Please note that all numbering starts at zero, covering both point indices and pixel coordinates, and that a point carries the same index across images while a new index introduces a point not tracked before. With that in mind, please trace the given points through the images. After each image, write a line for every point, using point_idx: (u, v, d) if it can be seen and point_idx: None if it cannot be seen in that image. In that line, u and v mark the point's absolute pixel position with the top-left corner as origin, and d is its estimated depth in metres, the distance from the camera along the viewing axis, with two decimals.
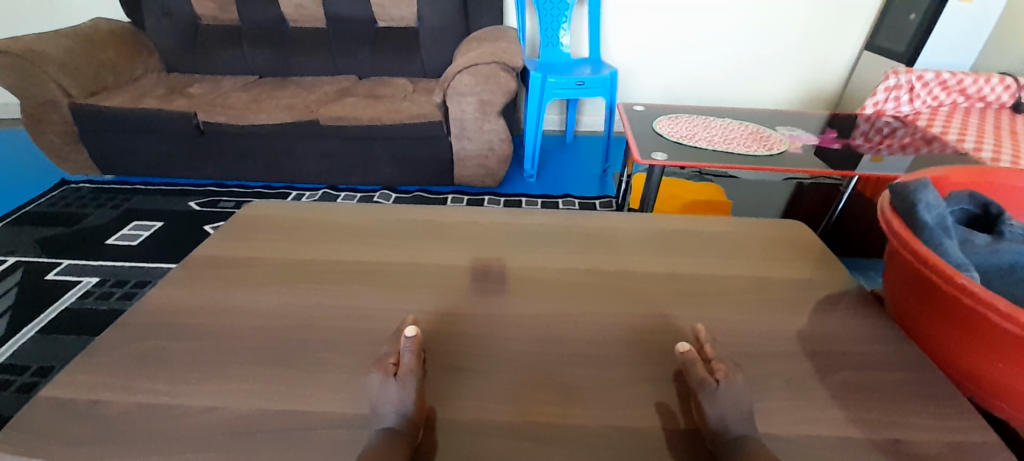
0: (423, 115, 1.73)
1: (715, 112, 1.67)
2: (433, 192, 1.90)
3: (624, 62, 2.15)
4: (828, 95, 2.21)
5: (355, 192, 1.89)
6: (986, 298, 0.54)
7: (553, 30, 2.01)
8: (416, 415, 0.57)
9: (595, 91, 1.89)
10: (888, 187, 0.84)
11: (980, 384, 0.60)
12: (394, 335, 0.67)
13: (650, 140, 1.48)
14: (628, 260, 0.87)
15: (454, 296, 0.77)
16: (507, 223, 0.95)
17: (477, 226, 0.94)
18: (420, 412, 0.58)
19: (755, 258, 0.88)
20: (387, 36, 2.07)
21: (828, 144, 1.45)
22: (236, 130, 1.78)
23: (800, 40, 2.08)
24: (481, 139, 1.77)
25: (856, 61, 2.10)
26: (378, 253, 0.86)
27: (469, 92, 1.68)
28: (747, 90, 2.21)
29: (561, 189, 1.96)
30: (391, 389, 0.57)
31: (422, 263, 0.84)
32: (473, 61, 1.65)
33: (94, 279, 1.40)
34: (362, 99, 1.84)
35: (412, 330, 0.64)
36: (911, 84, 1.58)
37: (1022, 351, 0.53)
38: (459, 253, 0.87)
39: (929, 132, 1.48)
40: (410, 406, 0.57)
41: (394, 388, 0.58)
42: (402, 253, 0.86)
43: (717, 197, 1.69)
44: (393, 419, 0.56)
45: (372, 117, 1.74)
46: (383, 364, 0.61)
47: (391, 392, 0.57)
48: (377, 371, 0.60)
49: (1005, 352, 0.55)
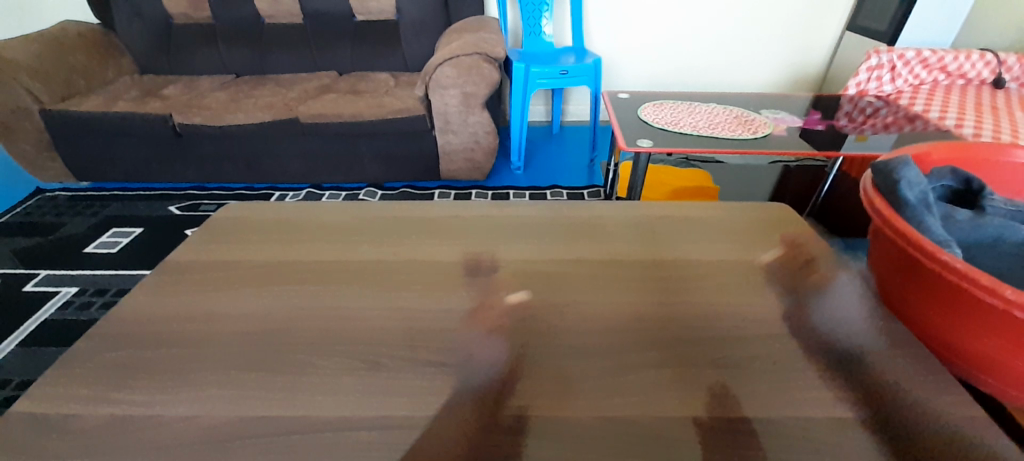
0: (406, 109, 1.70)
1: (699, 96, 1.66)
2: (420, 187, 1.88)
3: (608, 50, 2.14)
4: (813, 77, 2.21)
5: (340, 190, 1.86)
6: (969, 274, 0.54)
7: (535, 19, 1.97)
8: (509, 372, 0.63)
9: (580, 80, 1.87)
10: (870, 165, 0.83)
11: (965, 359, 0.61)
12: (469, 294, 0.76)
13: (636, 127, 1.48)
14: (615, 248, 0.86)
15: (438, 292, 0.76)
16: (491, 216, 0.94)
17: (461, 220, 0.93)
18: (422, 408, 0.59)
19: (743, 242, 0.87)
20: (367, 29, 2.03)
21: (811, 125, 1.45)
22: (215, 131, 1.74)
23: (782, 22, 2.07)
24: (466, 132, 1.74)
25: (839, 41, 2.10)
26: (361, 251, 0.85)
27: (451, 84, 1.64)
28: (732, 75, 2.21)
29: (549, 180, 1.95)
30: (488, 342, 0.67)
31: (406, 260, 0.82)
32: (453, 53, 1.62)
33: (73, 288, 1.37)
34: (342, 95, 1.81)
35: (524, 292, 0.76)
36: (892, 63, 1.58)
37: (1006, 324, 0.53)
38: (444, 248, 0.85)
39: (911, 110, 1.49)
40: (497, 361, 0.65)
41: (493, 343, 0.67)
42: (386, 250, 0.85)
43: (704, 182, 1.69)
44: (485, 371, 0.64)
45: (354, 112, 1.70)
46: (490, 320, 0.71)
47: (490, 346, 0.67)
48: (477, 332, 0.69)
49: (990, 328, 0.55)
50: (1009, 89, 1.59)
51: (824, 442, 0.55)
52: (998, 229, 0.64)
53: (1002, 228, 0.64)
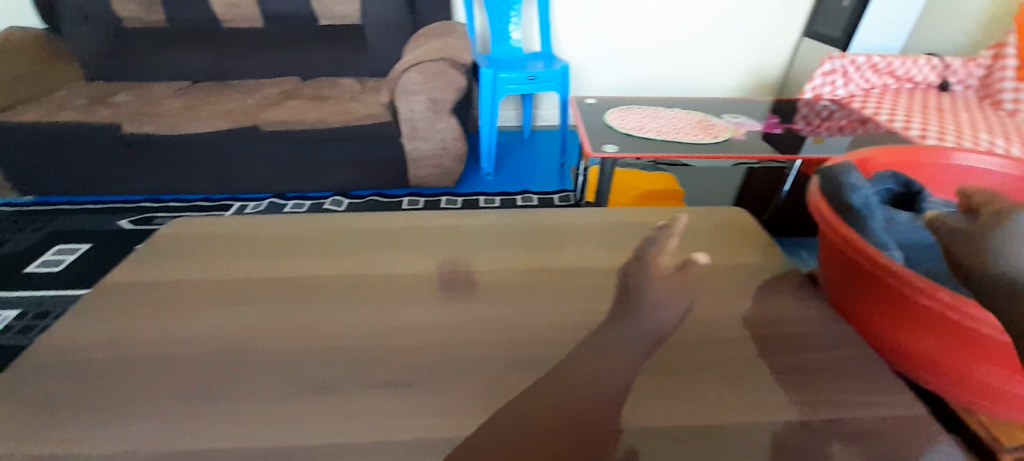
0: (371, 115, 1.67)
1: (664, 101, 1.69)
2: (388, 195, 1.84)
3: (576, 55, 2.15)
4: (774, 80, 2.27)
5: (305, 199, 1.81)
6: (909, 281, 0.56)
7: (503, 25, 1.97)
8: (663, 329, 0.71)
9: (548, 85, 1.87)
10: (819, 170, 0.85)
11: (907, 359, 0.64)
12: (645, 261, 0.84)
13: (602, 133, 1.49)
14: (577, 255, 0.85)
15: (394, 307, 0.74)
16: (452, 226, 0.92)
17: (421, 230, 0.91)
18: (371, 431, 0.56)
19: (700, 246, 0.88)
20: (331, 33, 1.99)
21: (771, 129, 1.49)
22: (169, 140, 1.67)
23: (744, 28, 2.13)
24: (434, 139, 1.71)
25: (798, 46, 2.17)
26: (314, 266, 0.82)
27: (418, 90, 1.61)
28: (698, 79, 2.25)
29: (520, 186, 1.95)
30: (668, 297, 0.76)
31: (361, 274, 0.80)
32: (419, 59, 1.60)
33: (9, 311, 1.28)
34: (306, 102, 1.76)
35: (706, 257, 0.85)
36: (844, 68, 1.65)
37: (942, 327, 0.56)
38: (402, 261, 0.83)
39: (863, 113, 1.54)
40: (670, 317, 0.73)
41: (673, 298, 0.76)
42: (341, 264, 0.82)
43: (671, 186, 1.71)
44: (657, 324, 0.71)
45: (317, 120, 1.66)
46: (674, 278, 0.80)
47: (667, 299, 0.76)
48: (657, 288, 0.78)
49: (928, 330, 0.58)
50: (954, 91, 1.66)
51: (775, 448, 0.55)
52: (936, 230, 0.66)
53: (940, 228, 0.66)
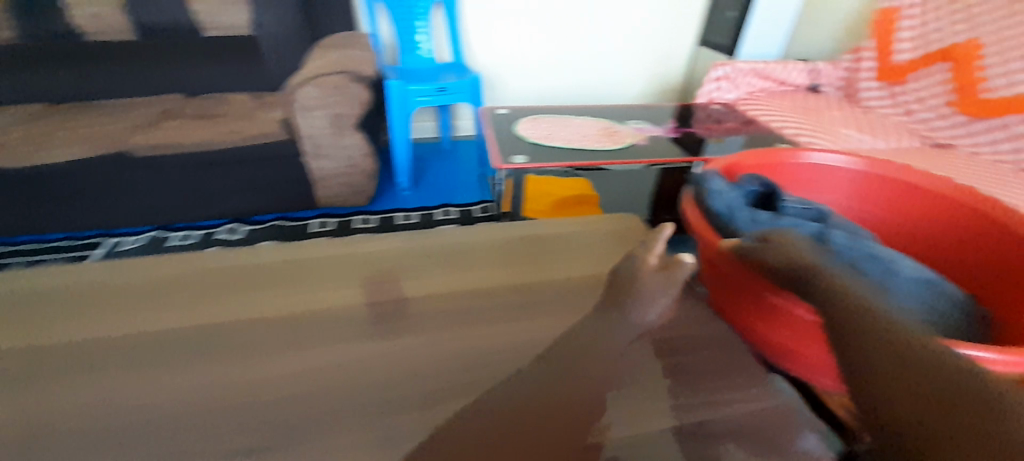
0: (265, 134, 1.54)
1: (572, 109, 1.72)
2: (294, 218, 1.71)
3: (489, 66, 2.15)
4: (677, 86, 2.42)
5: (194, 229, 1.65)
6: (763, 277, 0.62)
7: (410, 35, 1.92)
8: (649, 327, 0.70)
9: (459, 97, 1.84)
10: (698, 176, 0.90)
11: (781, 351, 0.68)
12: (629, 255, 0.80)
13: (511, 143, 1.48)
14: (469, 275, 0.82)
15: (253, 353, 0.64)
16: (336, 254, 0.85)
17: (302, 262, 0.83)
18: None
19: (596, 257, 0.88)
20: (219, 46, 1.82)
21: (669, 133, 1.57)
22: (15, 173, 1.43)
23: (646, 37, 2.25)
24: (340, 156, 1.60)
25: (694, 54, 2.33)
26: (162, 315, 0.70)
27: (316, 105, 1.49)
28: (608, 86, 2.34)
29: (439, 199, 1.89)
30: (658, 294, 0.71)
31: (219, 320, 0.69)
32: (315, 72, 1.49)
33: None
34: (189, 121, 1.59)
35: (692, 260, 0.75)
36: (730, 74, 1.78)
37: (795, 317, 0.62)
38: (272, 299, 0.74)
39: (748, 114, 1.67)
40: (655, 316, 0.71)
41: (663, 295, 0.71)
42: (196, 309, 0.71)
43: (586, 191, 1.74)
44: (646, 321, 0.70)
45: (200, 141, 1.51)
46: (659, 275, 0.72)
47: (654, 299, 0.70)
48: (644, 285, 0.72)
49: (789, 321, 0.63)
50: (824, 92, 1.85)
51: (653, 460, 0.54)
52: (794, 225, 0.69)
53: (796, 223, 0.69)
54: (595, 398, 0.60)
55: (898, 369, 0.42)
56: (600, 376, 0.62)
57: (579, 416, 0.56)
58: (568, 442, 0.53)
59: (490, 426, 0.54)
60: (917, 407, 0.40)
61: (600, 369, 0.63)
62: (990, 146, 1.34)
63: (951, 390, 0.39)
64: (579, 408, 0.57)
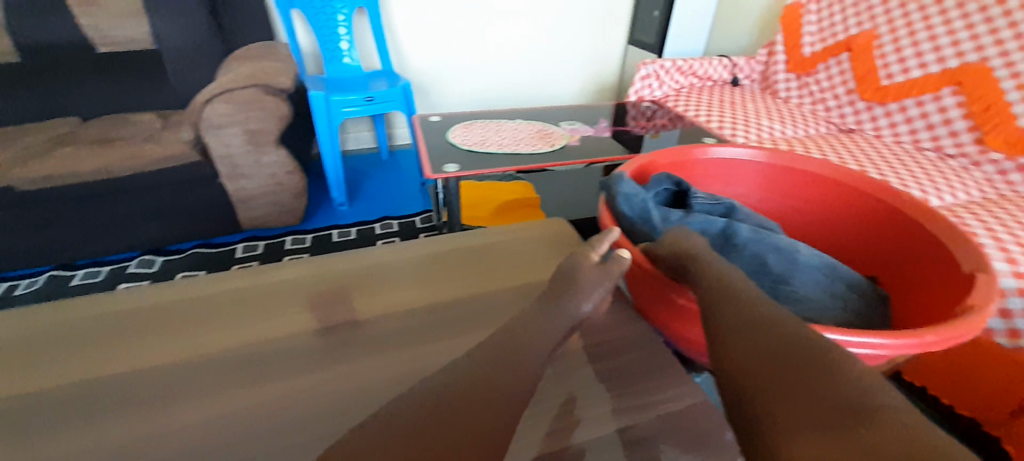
0: (174, 157, 1.42)
1: (506, 113, 1.70)
2: (217, 244, 1.59)
3: (421, 72, 2.11)
4: (612, 85, 2.47)
5: (101, 265, 1.50)
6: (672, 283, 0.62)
7: (333, 43, 1.84)
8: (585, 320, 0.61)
9: (390, 105, 1.77)
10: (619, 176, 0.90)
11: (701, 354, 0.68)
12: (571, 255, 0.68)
13: (443, 151, 1.44)
14: (385, 297, 0.73)
15: (121, 411, 0.55)
16: (230, 287, 0.74)
17: (189, 298, 0.72)
18: None
19: (525, 265, 0.82)
20: (117, 64, 1.66)
21: (601, 133, 1.58)
22: None
23: (578, 38, 2.27)
24: (262, 175, 1.50)
25: (626, 53, 2.38)
26: (12, 376, 0.60)
27: (228, 122, 1.39)
28: (544, 88, 2.35)
29: (378, 212, 1.82)
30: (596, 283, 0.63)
31: (81, 375, 0.60)
32: (224, 86, 1.38)
33: None
34: (84, 147, 1.43)
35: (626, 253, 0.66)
36: (656, 72, 1.83)
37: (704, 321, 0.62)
38: (149, 344, 0.64)
39: (676, 111, 1.72)
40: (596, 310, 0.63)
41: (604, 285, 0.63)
42: (54, 365, 0.61)
43: (527, 194, 1.73)
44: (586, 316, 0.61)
45: (97, 169, 1.36)
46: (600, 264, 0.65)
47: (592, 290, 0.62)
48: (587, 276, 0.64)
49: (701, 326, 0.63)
50: (744, 85, 1.93)
51: None
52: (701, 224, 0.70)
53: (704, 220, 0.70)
54: (525, 389, 0.52)
55: (750, 343, 0.46)
56: (531, 365, 0.54)
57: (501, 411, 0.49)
58: (485, 444, 0.46)
59: (398, 432, 0.46)
60: (762, 376, 0.44)
61: (532, 356, 0.55)
62: (889, 129, 1.45)
63: (794, 360, 0.43)
64: (502, 400, 0.50)
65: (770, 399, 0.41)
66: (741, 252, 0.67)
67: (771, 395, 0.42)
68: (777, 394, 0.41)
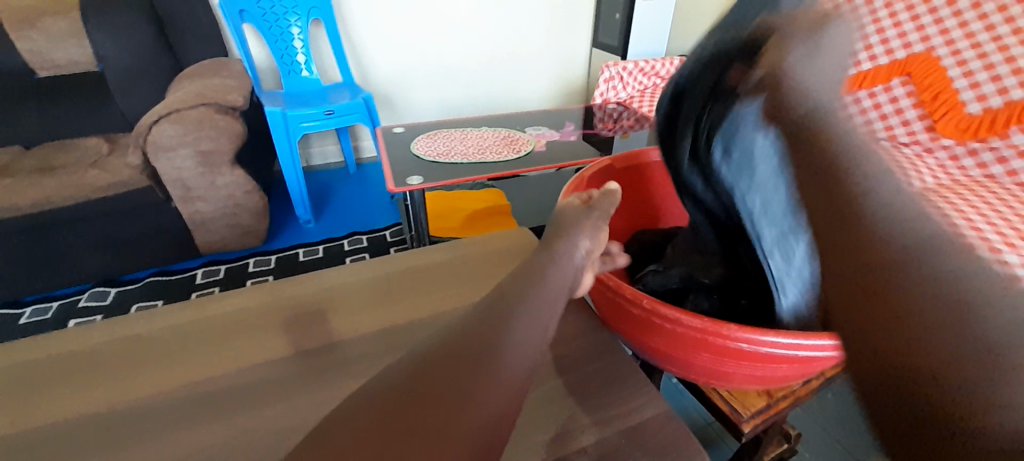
0: (122, 182, 1.35)
1: (472, 121, 1.68)
2: (176, 270, 1.51)
3: (385, 84, 2.08)
4: (580, 88, 2.48)
5: (51, 300, 1.41)
6: (631, 298, 0.55)
7: (290, 58, 1.80)
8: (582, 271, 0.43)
9: (352, 118, 1.73)
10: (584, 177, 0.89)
11: (679, 372, 0.61)
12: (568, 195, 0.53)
13: (406, 164, 1.41)
14: (319, 324, 0.61)
15: None
16: (131, 325, 0.62)
17: (83, 338, 0.61)
18: None
19: (488, 280, 0.69)
20: (58, 88, 1.58)
21: (567, 137, 1.57)
22: None
23: (542, 43, 2.27)
24: (219, 196, 1.44)
25: (591, 57, 2.39)
26: None
27: (177, 144, 1.33)
28: (512, 94, 2.35)
29: (346, 228, 1.77)
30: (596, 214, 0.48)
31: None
32: (171, 106, 1.33)
33: None
34: (23, 178, 1.35)
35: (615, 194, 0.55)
36: (620, 74, 1.85)
37: (673, 340, 0.55)
38: (34, 388, 0.54)
39: (641, 111, 1.72)
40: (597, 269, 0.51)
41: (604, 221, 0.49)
42: None
43: (498, 201, 1.71)
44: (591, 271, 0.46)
45: (37, 200, 1.28)
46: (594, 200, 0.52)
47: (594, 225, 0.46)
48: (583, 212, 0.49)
49: (671, 345, 0.56)
50: None
51: None
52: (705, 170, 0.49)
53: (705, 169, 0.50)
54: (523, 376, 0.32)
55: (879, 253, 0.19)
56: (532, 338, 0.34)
57: (501, 380, 0.31)
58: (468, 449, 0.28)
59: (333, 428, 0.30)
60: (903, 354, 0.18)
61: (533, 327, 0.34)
62: None
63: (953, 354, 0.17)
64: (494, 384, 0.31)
65: (946, 382, 0.16)
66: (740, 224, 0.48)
67: (947, 375, 0.16)
68: (978, 374, 0.16)
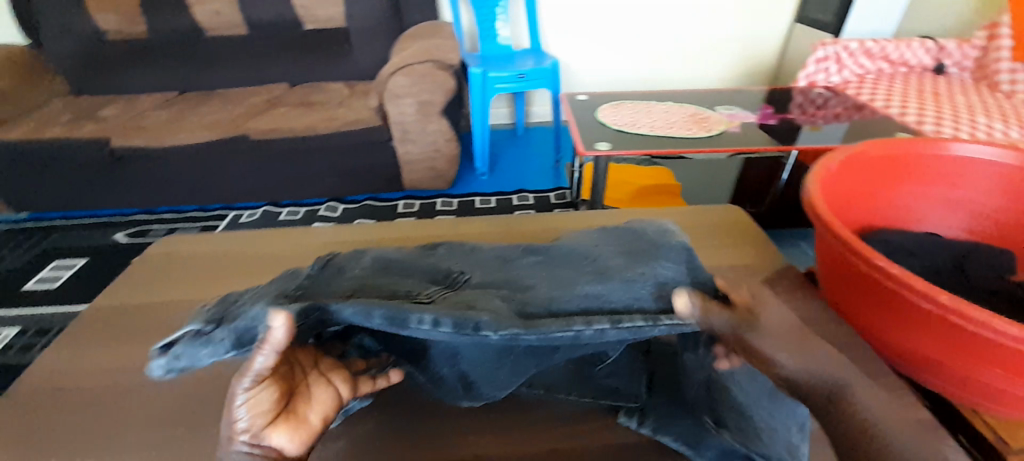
0: (361, 120, 1.66)
1: (656, 95, 1.67)
2: (383, 199, 1.82)
3: (566, 52, 2.14)
4: (767, 68, 2.27)
5: (300, 206, 1.80)
6: (941, 301, 0.50)
7: (490, 22, 1.95)
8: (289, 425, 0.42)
9: (539, 83, 1.84)
10: (834, 152, 0.71)
11: (944, 380, 0.58)
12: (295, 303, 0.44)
13: (595, 130, 1.46)
14: None
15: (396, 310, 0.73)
16: (436, 230, 0.88)
17: (405, 231, 0.88)
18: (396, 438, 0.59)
19: (703, 250, 0.86)
20: (315, 38, 1.95)
21: (765, 120, 1.47)
22: (157, 154, 1.68)
23: (734, 18, 2.13)
24: (426, 142, 1.69)
25: (790, 33, 2.17)
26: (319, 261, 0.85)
27: (406, 94, 1.60)
28: (690, 70, 2.25)
29: (515, 184, 1.92)
30: (239, 399, 0.39)
31: None
32: (406, 62, 1.60)
33: (14, 330, 1.34)
34: (295, 109, 1.74)
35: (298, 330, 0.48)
36: (837, 54, 1.65)
37: (994, 352, 0.50)
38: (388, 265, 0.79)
39: (858, 100, 1.53)
40: (318, 413, 0.45)
41: (266, 395, 0.40)
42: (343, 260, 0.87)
43: (667, 180, 1.69)
44: (276, 445, 0.40)
45: (305, 127, 1.66)
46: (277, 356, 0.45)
47: (255, 418, 0.39)
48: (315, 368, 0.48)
49: (973, 355, 0.52)
50: (950, 74, 1.68)
51: None
52: (580, 329, 0.47)
53: (474, 266, 0.61)
54: None
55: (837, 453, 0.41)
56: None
57: None
58: None
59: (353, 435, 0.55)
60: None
61: None
62: None
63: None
64: None
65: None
66: (549, 358, 0.54)
67: None
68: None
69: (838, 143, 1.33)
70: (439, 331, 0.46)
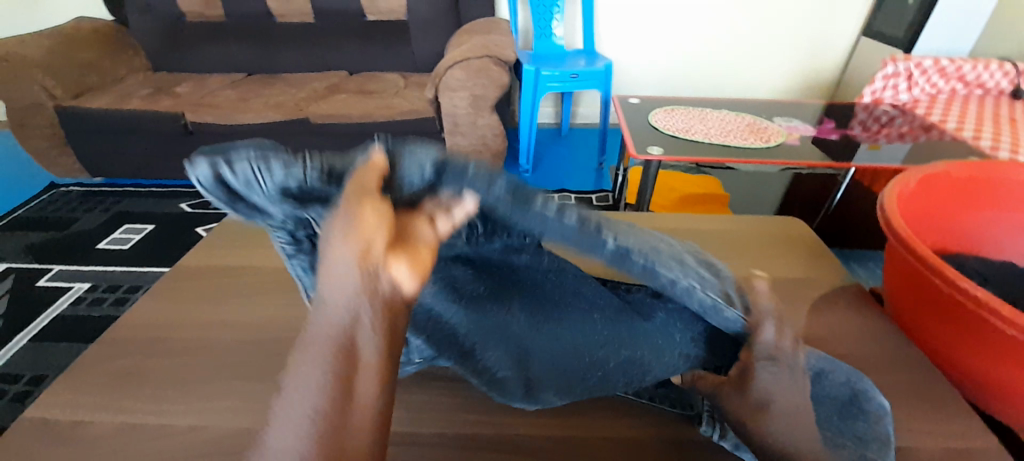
0: (415, 110, 1.71)
1: (710, 103, 1.65)
2: None
3: (619, 55, 2.14)
4: (826, 83, 2.21)
5: None
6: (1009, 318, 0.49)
7: (546, 21, 1.97)
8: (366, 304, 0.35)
9: (590, 84, 1.85)
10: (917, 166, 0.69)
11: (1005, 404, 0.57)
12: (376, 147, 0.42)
13: (647, 133, 1.46)
14: None
15: None
16: None
17: None
18: None
19: (761, 257, 0.85)
20: (376, 29, 2.02)
21: (825, 135, 1.43)
22: (223, 130, 1.78)
23: (795, 29, 2.08)
24: (475, 135, 1.72)
25: (854, 48, 2.11)
26: None
27: (460, 87, 1.62)
28: (744, 81, 2.21)
29: (557, 184, 1.93)
30: (339, 226, 0.35)
31: None
32: (464, 56, 1.63)
33: (86, 285, 1.45)
34: (353, 96, 1.81)
35: (418, 176, 0.41)
36: (908, 72, 1.59)
37: None
38: None
39: (926, 120, 1.48)
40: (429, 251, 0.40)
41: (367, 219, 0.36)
42: None
43: (715, 190, 1.66)
44: (393, 277, 0.36)
45: (362, 114, 1.71)
46: (363, 186, 0.38)
47: (364, 239, 0.35)
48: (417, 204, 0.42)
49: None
50: None
51: None
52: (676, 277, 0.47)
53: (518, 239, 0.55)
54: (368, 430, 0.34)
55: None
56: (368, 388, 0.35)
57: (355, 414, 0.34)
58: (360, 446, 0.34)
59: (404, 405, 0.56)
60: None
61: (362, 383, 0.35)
62: None
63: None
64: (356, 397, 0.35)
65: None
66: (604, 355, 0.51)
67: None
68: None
69: (902, 162, 1.28)
70: (565, 220, 0.42)
